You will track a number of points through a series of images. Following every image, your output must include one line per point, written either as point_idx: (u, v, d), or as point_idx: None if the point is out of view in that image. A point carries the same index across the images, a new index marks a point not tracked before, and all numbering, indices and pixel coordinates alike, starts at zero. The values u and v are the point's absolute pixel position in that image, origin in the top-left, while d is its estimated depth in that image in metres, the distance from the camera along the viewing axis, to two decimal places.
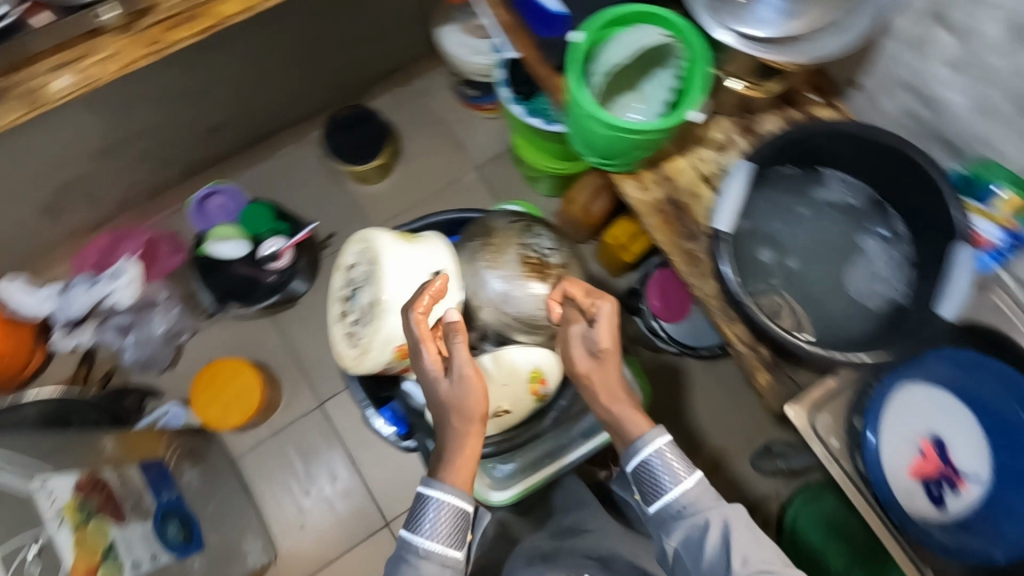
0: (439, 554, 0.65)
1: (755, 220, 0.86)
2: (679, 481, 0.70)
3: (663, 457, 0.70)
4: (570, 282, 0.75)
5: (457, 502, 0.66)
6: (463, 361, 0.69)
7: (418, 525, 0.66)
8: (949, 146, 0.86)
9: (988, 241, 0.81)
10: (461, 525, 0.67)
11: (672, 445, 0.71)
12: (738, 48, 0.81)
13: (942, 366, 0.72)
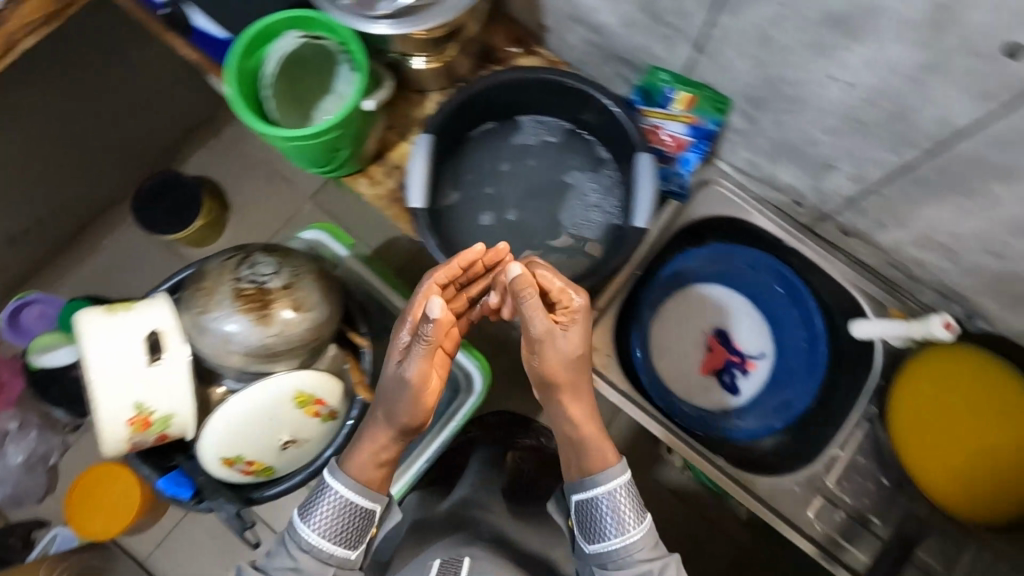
0: (315, 549, 0.64)
1: (461, 188, 0.88)
2: (628, 527, 0.62)
3: (617, 496, 0.64)
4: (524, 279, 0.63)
5: (355, 500, 0.66)
6: (414, 363, 0.65)
7: (308, 514, 0.65)
8: (627, 65, 0.89)
9: (678, 137, 0.88)
10: (360, 530, 0.67)
11: (630, 488, 0.64)
12: (399, 32, 0.78)
13: (698, 264, 0.96)
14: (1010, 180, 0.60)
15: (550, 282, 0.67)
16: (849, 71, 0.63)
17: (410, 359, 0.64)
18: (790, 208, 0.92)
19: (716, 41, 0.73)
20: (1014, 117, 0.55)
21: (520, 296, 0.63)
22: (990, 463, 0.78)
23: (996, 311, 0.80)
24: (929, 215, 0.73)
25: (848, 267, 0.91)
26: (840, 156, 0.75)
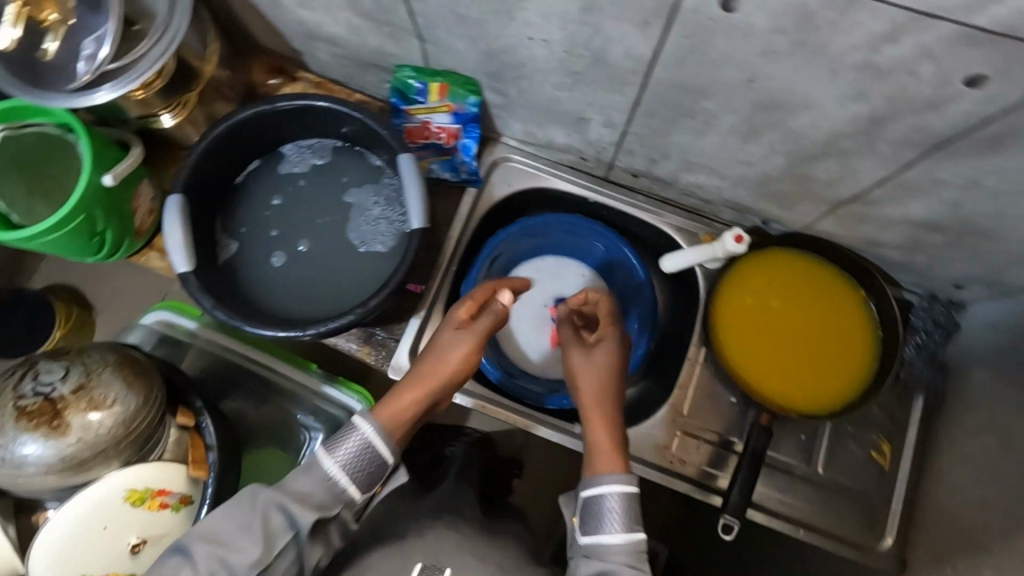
0: (331, 483, 0.58)
1: (241, 236, 0.84)
2: (609, 530, 0.56)
3: (604, 499, 0.58)
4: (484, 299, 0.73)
5: (377, 446, 0.60)
6: (399, 388, 0.67)
7: (337, 447, 0.59)
8: (378, 69, 0.88)
9: (449, 127, 0.87)
10: (366, 482, 0.60)
11: (630, 502, 0.57)
12: (121, 93, 0.74)
13: (518, 243, 0.97)
14: (709, 94, 0.62)
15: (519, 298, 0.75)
16: (537, 28, 0.63)
17: (400, 385, 0.67)
18: (579, 165, 0.93)
19: (429, 28, 0.72)
20: (675, 38, 0.56)
21: (613, 323, 0.73)
22: (813, 354, 0.85)
23: (778, 212, 0.83)
24: (677, 142, 0.74)
25: (649, 206, 0.93)
26: (585, 107, 0.76)
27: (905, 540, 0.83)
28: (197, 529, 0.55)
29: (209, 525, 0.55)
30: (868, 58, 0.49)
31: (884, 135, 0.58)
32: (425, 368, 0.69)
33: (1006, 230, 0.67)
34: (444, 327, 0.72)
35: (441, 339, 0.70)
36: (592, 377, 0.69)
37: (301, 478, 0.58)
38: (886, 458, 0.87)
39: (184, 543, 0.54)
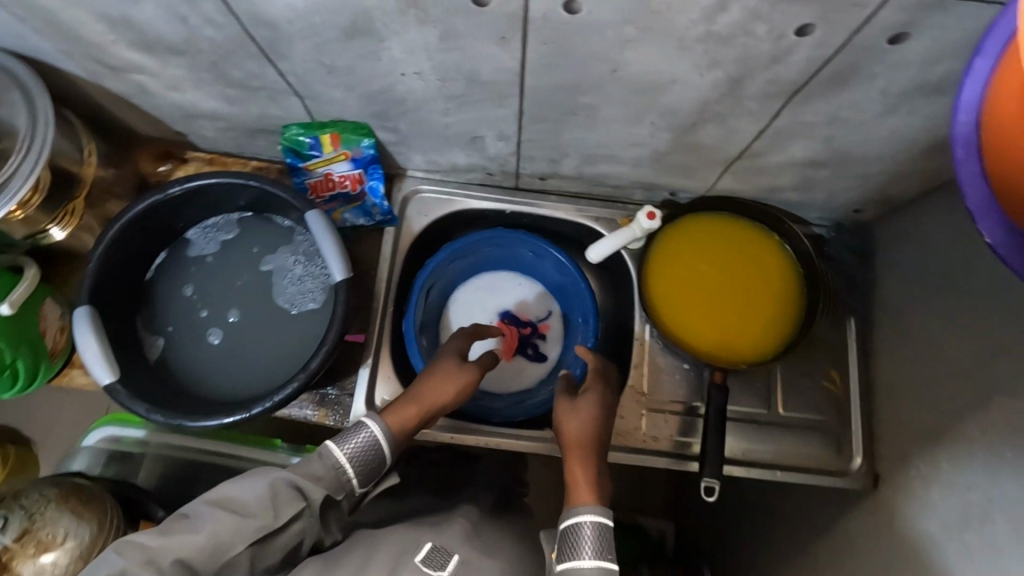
0: (335, 468, 0.65)
1: (163, 332, 0.81)
2: (582, 556, 0.59)
3: (580, 527, 0.61)
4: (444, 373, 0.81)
5: (382, 442, 0.69)
6: (398, 410, 0.74)
7: (345, 438, 0.67)
8: (267, 133, 0.87)
9: (351, 173, 0.87)
10: (367, 474, 0.68)
11: (605, 533, 0.61)
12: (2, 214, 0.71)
13: (450, 266, 0.97)
14: (583, 90, 0.64)
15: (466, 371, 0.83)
16: (406, 63, 0.64)
17: (392, 406, 0.74)
18: (489, 181, 0.94)
19: (303, 84, 0.72)
20: (535, 46, 0.58)
21: (601, 380, 0.82)
22: (749, 305, 0.88)
23: (681, 183, 0.87)
24: (571, 140, 0.77)
25: (564, 204, 0.96)
26: (475, 126, 0.77)
27: (872, 456, 0.87)
28: (214, 496, 0.61)
29: (226, 492, 0.61)
30: (709, 29, 0.52)
31: (749, 93, 0.62)
32: (429, 390, 0.78)
33: (880, 152, 0.72)
34: (449, 358, 0.84)
35: (442, 368, 0.81)
36: (581, 425, 0.76)
37: (306, 465, 0.65)
38: (837, 385, 0.91)
39: (194, 510, 0.59)
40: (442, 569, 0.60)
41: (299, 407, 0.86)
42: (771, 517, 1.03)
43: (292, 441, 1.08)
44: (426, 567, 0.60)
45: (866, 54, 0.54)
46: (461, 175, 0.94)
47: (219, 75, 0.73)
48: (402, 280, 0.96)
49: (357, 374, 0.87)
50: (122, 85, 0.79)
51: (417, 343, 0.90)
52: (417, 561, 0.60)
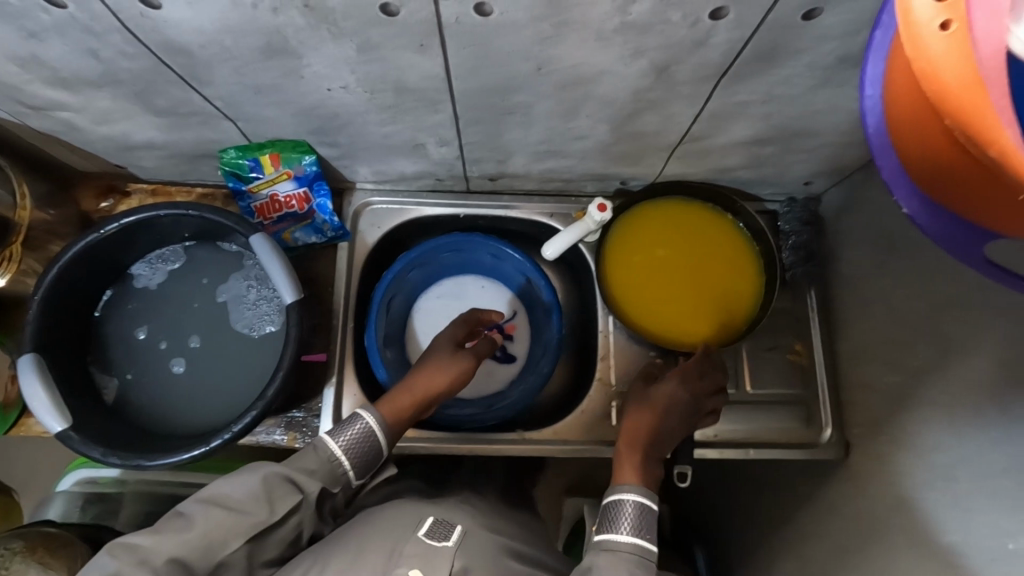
0: (330, 459, 0.67)
1: (119, 373, 0.79)
2: (620, 531, 0.64)
3: (621, 505, 0.66)
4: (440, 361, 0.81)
5: (376, 432, 0.71)
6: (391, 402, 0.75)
7: (341, 429, 0.70)
8: (206, 159, 0.85)
9: (296, 193, 0.86)
10: (363, 463, 0.70)
11: (648, 514, 0.65)
12: None
13: (410, 275, 0.96)
14: (514, 89, 0.63)
15: (463, 359, 0.82)
16: (330, 78, 0.62)
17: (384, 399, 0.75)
18: (439, 187, 0.93)
19: (232, 107, 0.70)
20: (456, 50, 0.56)
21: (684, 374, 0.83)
22: (710, 287, 0.88)
23: (630, 172, 0.86)
24: (513, 140, 0.75)
25: (518, 203, 0.95)
26: (415, 134, 0.76)
27: (841, 425, 0.87)
28: (206, 495, 0.61)
29: (217, 491, 0.61)
30: (625, 20, 0.52)
31: (678, 80, 0.61)
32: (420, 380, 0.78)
33: (819, 129, 0.71)
34: (443, 345, 0.83)
35: (436, 360, 0.81)
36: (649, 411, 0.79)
37: (300, 458, 0.67)
38: (802, 357, 0.92)
39: (187, 509, 0.60)
40: (447, 540, 0.61)
41: (267, 433, 0.87)
42: (751, 490, 1.04)
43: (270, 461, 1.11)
44: (431, 540, 0.61)
45: (786, 32, 0.54)
46: (410, 184, 0.92)
47: (145, 105, 0.70)
48: (361, 295, 0.94)
49: (321, 394, 0.87)
50: (47, 123, 0.76)
51: (381, 357, 0.89)
52: (422, 535, 0.61)
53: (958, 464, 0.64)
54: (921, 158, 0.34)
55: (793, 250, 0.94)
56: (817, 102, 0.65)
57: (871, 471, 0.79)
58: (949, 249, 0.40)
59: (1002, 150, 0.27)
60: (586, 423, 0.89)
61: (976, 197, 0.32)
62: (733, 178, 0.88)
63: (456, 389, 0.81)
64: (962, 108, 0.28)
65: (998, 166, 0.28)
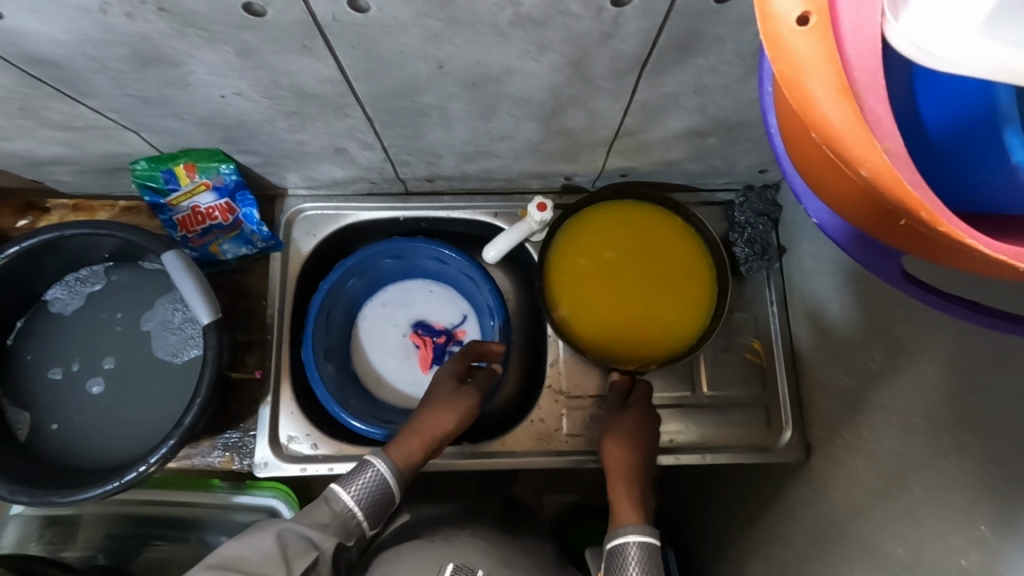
0: (342, 512, 0.63)
1: (34, 405, 0.75)
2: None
3: (628, 548, 0.61)
4: (450, 399, 0.78)
5: (389, 479, 0.67)
6: (403, 446, 0.71)
7: (349, 478, 0.65)
8: (121, 171, 0.80)
9: (218, 204, 0.81)
10: (376, 513, 0.65)
11: (654, 552, 0.61)
12: None
13: (351, 284, 0.92)
14: (419, 90, 0.59)
15: (471, 395, 0.80)
16: (219, 85, 0.57)
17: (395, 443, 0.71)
18: (376, 190, 0.89)
19: (128, 119, 0.65)
20: (345, 51, 0.51)
21: (648, 404, 0.79)
22: (663, 294, 0.82)
23: (571, 168, 0.81)
24: (436, 141, 0.71)
25: (460, 203, 0.90)
26: (333, 139, 0.71)
27: (802, 426, 0.84)
28: (212, 561, 0.53)
29: (227, 555, 0.53)
30: (518, 12, 0.47)
31: (595, 73, 0.56)
32: (429, 419, 0.75)
33: (760, 119, 0.66)
34: (444, 382, 0.81)
35: (444, 399, 0.78)
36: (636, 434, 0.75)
37: (312, 513, 0.62)
38: (761, 357, 0.88)
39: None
40: None
41: (203, 455, 0.82)
42: (715, 489, 1.00)
43: (231, 475, 1.02)
44: None
45: (700, 19, 0.49)
46: (343, 188, 0.88)
47: (35, 121, 0.65)
48: (298, 307, 0.90)
49: (257, 414, 0.83)
50: None
51: (320, 373, 0.85)
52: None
53: (910, 473, 0.60)
54: (808, 170, 0.30)
55: (747, 244, 0.88)
56: (750, 91, 0.60)
57: (829, 475, 0.75)
58: (862, 260, 0.36)
59: (873, 169, 0.23)
60: (537, 434, 0.85)
61: (864, 216, 0.28)
62: (681, 170, 0.83)
63: (463, 426, 0.78)
64: (826, 121, 0.24)
65: (874, 187, 0.24)
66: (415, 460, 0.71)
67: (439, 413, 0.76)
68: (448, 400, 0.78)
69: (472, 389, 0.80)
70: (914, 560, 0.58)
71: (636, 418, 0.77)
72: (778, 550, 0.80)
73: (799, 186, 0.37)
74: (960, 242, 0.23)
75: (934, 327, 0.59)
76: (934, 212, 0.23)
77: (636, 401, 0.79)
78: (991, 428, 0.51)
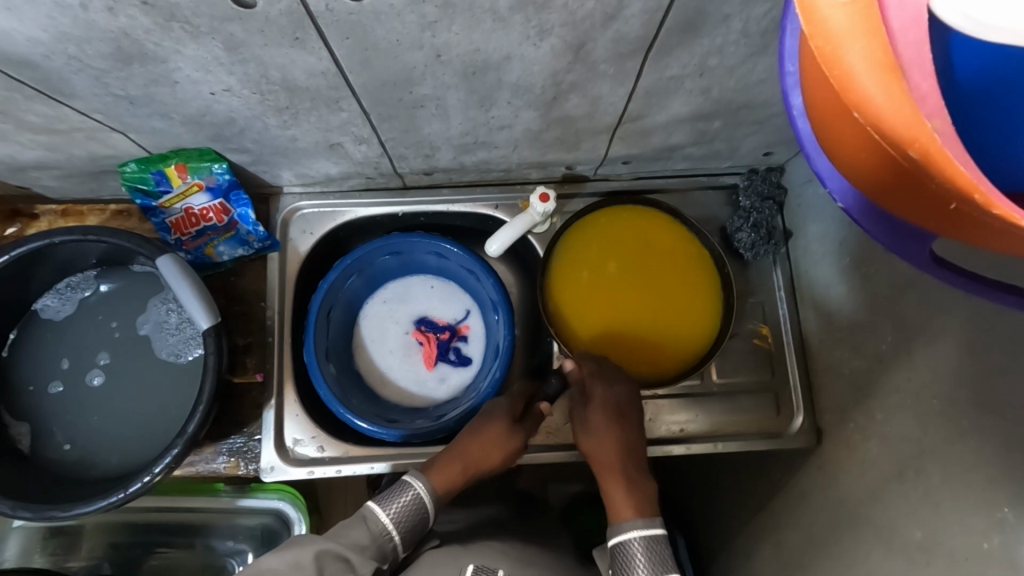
0: (379, 532, 0.62)
1: (31, 418, 0.74)
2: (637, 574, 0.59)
3: (629, 544, 0.61)
4: (500, 433, 0.75)
5: (425, 500, 0.66)
6: (439, 474, 0.70)
7: (387, 501, 0.65)
8: (109, 174, 0.78)
9: (212, 205, 0.79)
10: (412, 535, 0.65)
11: (660, 542, 0.62)
12: None
13: (350, 283, 0.90)
14: (416, 81, 0.57)
15: (519, 432, 0.76)
16: (207, 82, 0.55)
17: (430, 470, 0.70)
18: (372, 185, 0.87)
19: (114, 120, 0.62)
20: (338, 42, 0.49)
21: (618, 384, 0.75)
22: (667, 304, 0.81)
23: (572, 157, 0.79)
24: (433, 133, 0.69)
25: (459, 196, 0.88)
26: (327, 134, 0.69)
27: (813, 411, 0.83)
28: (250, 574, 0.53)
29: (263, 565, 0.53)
30: None
31: (597, 58, 0.54)
32: (467, 446, 0.73)
33: (766, 100, 0.64)
34: (498, 413, 0.77)
35: (489, 428, 0.75)
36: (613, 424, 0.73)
37: (349, 532, 0.61)
38: (769, 342, 0.87)
39: None
40: None
41: (207, 462, 0.80)
42: (725, 476, 1.00)
43: (236, 479, 0.99)
44: None
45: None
46: (339, 184, 0.86)
47: (17, 125, 0.63)
48: (298, 307, 0.89)
49: (261, 417, 0.82)
50: None
51: (323, 374, 0.83)
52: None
53: (926, 455, 0.59)
54: (837, 154, 0.30)
55: (752, 228, 0.85)
56: (757, 71, 0.58)
57: (840, 460, 0.74)
58: (890, 244, 0.35)
59: (924, 150, 0.22)
60: (547, 429, 0.84)
61: (900, 202, 0.28)
62: (684, 155, 0.81)
63: (500, 463, 0.75)
64: (870, 100, 0.23)
65: (923, 167, 0.23)
66: (448, 492, 0.70)
67: (478, 442, 0.73)
68: (497, 435, 0.75)
69: (523, 431, 0.77)
70: (932, 543, 0.57)
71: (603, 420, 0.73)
72: (789, 534, 0.79)
73: (822, 169, 0.36)
74: (1014, 225, 0.22)
75: (948, 308, 0.57)
76: (988, 193, 0.22)
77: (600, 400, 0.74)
78: (1011, 409, 0.50)
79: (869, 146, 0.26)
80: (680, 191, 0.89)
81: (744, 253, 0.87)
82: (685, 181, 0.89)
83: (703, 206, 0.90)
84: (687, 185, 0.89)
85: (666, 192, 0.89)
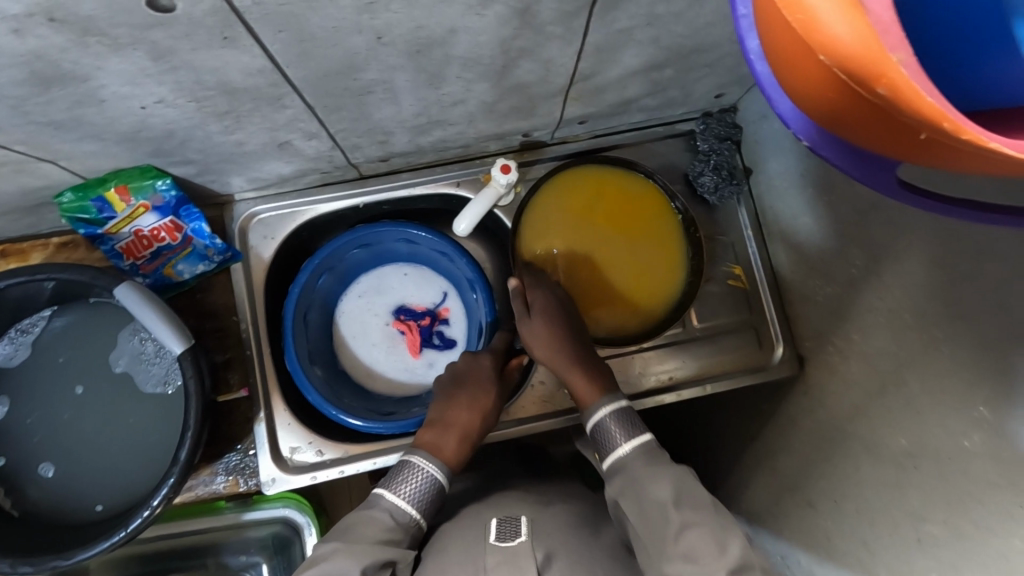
0: (407, 523, 0.62)
1: (9, 469, 0.71)
2: (619, 443, 0.64)
3: (605, 421, 0.66)
4: (488, 394, 0.76)
5: (437, 476, 0.67)
6: (450, 442, 0.71)
7: (398, 484, 0.65)
8: (47, 206, 0.73)
9: (162, 224, 0.75)
10: (433, 510, 0.65)
11: (624, 412, 0.67)
12: None
13: (322, 280, 0.88)
14: (360, 67, 0.54)
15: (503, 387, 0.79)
16: (138, 95, 0.52)
17: (443, 441, 0.70)
18: (329, 179, 0.84)
19: (42, 149, 0.58)
20: (271, 37, 0.47)
21: (539, 291, 0.79)
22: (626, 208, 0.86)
23: (529, 124, 0.78)
24: (384, 118, 0.67)
25: (419, 179, 0.86)
26: (274, 134, 0.66)
27: (792, 339, 0.85)
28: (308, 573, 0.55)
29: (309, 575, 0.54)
30: None
31: (543, 20, 0.52)
32: (462, 416, 0.74)
33: (715, 43, 0.64)
34: (479, 377, 0.78)
35: (478, 395, 0.76)
36: (548, 320, 0.76)
37: (375, 526, 0.60)
38: (743, 281, 0.89)
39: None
40: (518, 535, 0.62)
41: (206, 484, 0.78)
42: (717, 414, 1.03)
43: (236, 494, 0.97)
44: (505, 542, 0.61)
45: None
46: (295, 183, 0.82)
47: None
48: (271, 316, 0.86)
49: (252, 431, 0.80)
50: None
51: (310, 378, 0.81)
52: (494, 541, 0.61)
53: (904, 368, 0.62)
54: (798, 94, 0.30)
55: (714, 171, 0.86)
56: (704, 14, 0.58)
57: (824, 383, 0.77)
58: (858, 175, 0.36)
59: (890, 85, 0.23)
60: (540, 397, 0.84)
61: (867, 135, 0.28)
62: (639, 108, 0.80)
63: (492, 423, 0.76)
64: (835, 40, 0.23)
65: (891, 103, 0.23)
66: (461, 454, 0.71)
67: (473, 410, 0.74)
68: (488, 393, 0.77)
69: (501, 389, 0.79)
70: (918, 449, 0.60)
71: (542, 314, 0.77)
72: (783, 461, 0.83)
73: (784, 111, 0.36)
74: (983, 146, 0.23)
75: (914, 227, 0.59)
76: (957, 121, 0.23)
77: (536, 299, 0.78)
78: (978, 313, 0.53)
79: (831, 87, 0.26)
80: (640, 143, 0.89)
81: (709, 197, 0.88)
82: (643, 133, 0.89)
83: (663, 155, 0.90)
84: (646, 136, 0.89)
85: (627, 146, 0.89)
